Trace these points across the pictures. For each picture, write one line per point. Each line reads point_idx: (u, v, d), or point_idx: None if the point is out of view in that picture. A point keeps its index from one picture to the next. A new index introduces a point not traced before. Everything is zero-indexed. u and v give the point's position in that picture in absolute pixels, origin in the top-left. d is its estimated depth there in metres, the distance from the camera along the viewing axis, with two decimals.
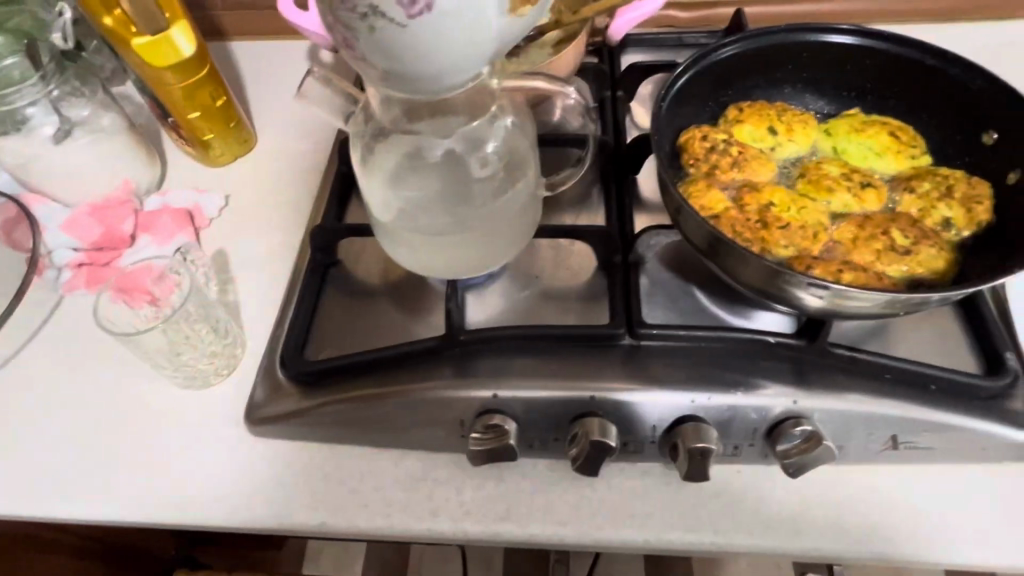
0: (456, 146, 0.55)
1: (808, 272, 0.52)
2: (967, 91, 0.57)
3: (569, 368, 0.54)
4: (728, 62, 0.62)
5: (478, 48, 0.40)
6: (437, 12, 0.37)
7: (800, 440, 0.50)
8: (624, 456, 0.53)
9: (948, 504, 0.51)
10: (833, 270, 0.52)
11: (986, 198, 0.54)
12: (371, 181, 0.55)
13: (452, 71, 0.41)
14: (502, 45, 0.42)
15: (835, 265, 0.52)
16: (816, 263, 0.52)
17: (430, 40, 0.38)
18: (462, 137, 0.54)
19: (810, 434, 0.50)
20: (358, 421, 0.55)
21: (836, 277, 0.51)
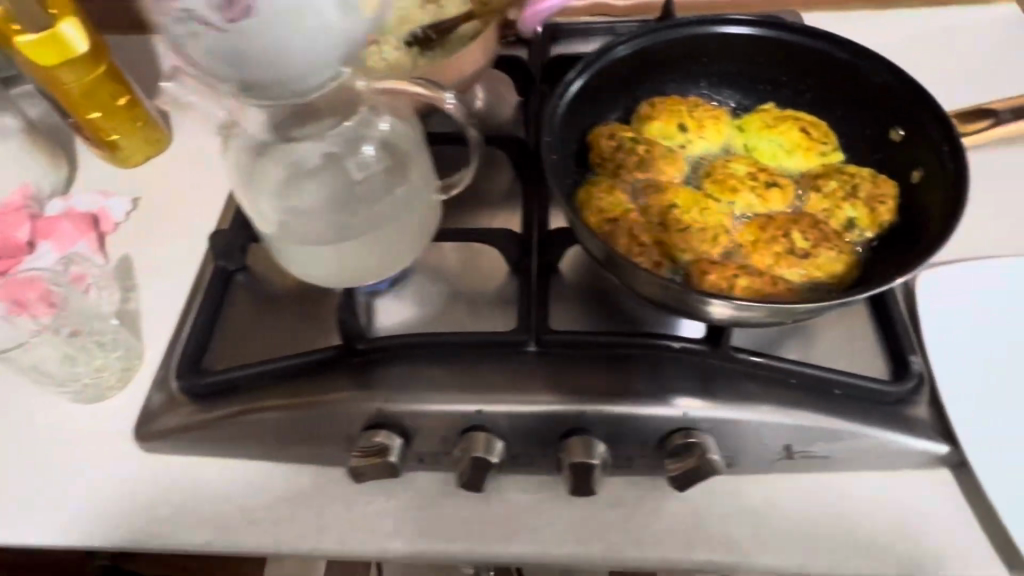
0: (333, 148, 0.54)
1: (703, 278, 0.50)
2: (876, 85, 0.55)
3: (459, 380, 0.52)
4: (637, 56, 0.60)
5: (320, 53, 0.38)
6: (259, 19, 0.35)
7: (685, 454, 0.47)
8: (518, 469, 0.52)
9: (845, 514, 0.49)
10: (730, 277, 0.50)
11: (890, 198, 0.52)
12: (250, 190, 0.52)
13: (298, 79, 0.39)
14: (350, 48, 0.39)
15: (732, 270, 0.50)
16: (714, 268, 0.50)
17: (258, 49, 0.36)
18: (338, 138, 0.53)
19: (694, 449, 0.47)
20: (250, 434, 0.54)
21: (732, 285, 0.49)
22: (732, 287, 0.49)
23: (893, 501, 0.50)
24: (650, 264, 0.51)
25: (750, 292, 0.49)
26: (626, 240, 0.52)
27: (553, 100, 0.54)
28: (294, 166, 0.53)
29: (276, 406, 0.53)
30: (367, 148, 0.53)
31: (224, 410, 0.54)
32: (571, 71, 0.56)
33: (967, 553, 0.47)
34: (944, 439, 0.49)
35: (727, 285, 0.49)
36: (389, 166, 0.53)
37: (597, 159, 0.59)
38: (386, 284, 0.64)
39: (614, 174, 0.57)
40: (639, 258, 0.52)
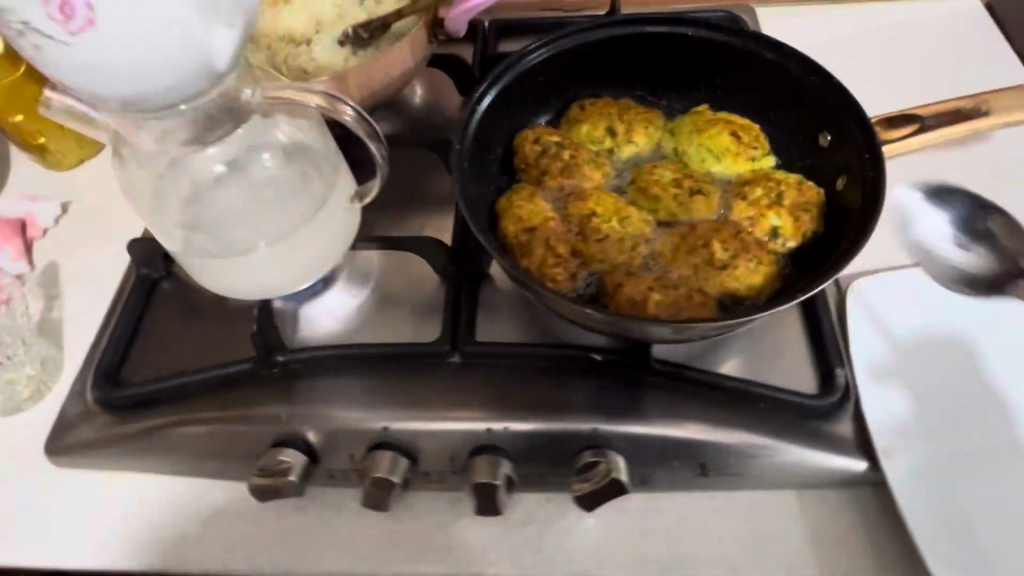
0: (229, 154, 0.51)
1: (617, 291, 0.48)
2: (805, 89, 0.53)
3: (368, 394, 0.51)
4: (563, 57, 0.58)
5: (179, 65, 0.37)
6: (101, 30, 0.34)
7: (589, 475, 0.46)
8: (430, 485, 0.51)
9: (761, 533, 0.48)
10: (645, 290, 0.48)
11: (814, 206, 0.50)
12: (144, 206, 0.50)
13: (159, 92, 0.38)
14: (217, 57, 0.38)
15: (647, 283, 0.48)
16: (629, 281, 0.49)
17: (104, 61, 0.35)
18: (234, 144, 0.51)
19: (599, 470, 0.46)
20: (164, 448, 0.53)
21: (647, 300, 0.48)
22: (646, 301, 0.48)
23: (811, 522, 0.48)
24: (566, 277, 0.50)
25: (664, 306, 0.47)
26: (543, 250, 0.51)
27: (467, 107, 0.52)
28: (202, 181, 0.51)
29: (205, 423, 0.52)
30: (264, 160, 0.51)
31: (144, 421, 0.53)
32: (489, 77, 0.55)
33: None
34: (863, 456, 0.48)
35: (640, 300, 0.48)
36: (297, 175, 0.51)
37: (522, 165, 0.57)
38: (312, 290, 0.61)
39: (538, 181, 0.56)
40: (554, 270, 0.50)
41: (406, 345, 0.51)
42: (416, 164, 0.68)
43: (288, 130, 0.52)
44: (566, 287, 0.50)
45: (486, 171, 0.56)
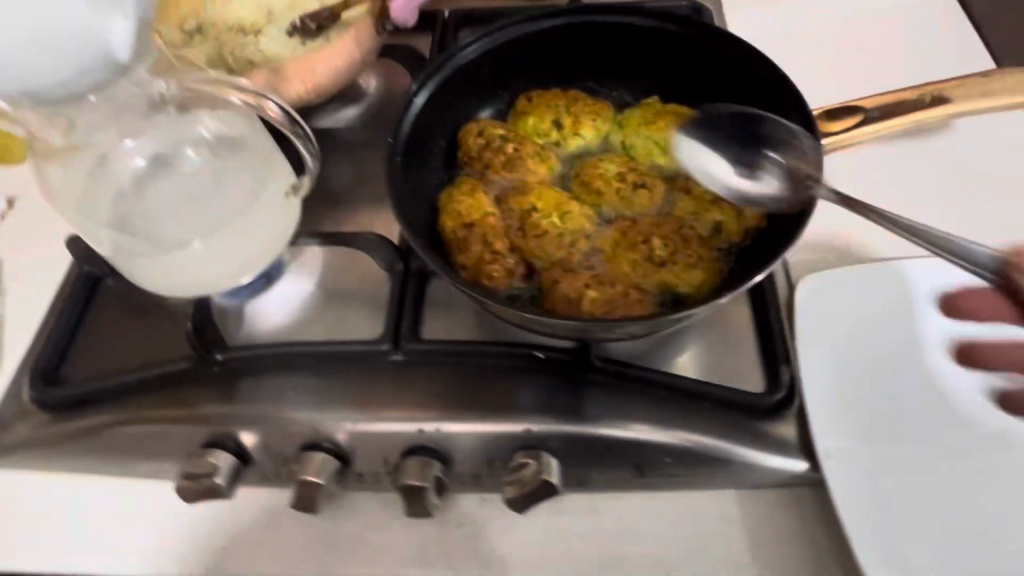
0: (152, 145, 0.50)
1: (554, 289, 0.47)
2: (750, 80, 0.52)
3: (301, 393, 0.50)
4: (507, 48, 0.56)
5: (68, 58, 0.36)
6: None
7: (517, 472, 0.46)
8: (365, 486, 0.50)
9: (700, 534, 0.47)
10: (582, 286, 0.47)
11: (757, 200, 0.49)
12: (63, 202, 0.47)
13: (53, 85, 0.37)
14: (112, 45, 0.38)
15: (583, 280, 0.47)
16: (565, 279, 0.48)
17: None
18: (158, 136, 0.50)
19: (526, 466, 0.46)
20: (98, 448, 0.52)
21: (583, 298, 0.46)
22: (580, 299, 0.47)
23: (750, 523, 0.47)
24: (503, 274, 0.49)
25: (599, 305, 0.46)
26: (480, 246, 0.49)
27: (403, 100, 0.51)
28: (127, 179, 0.49)
29: (142, 422, 0.51)
30: (188, 154, 0.50)
31: (81, 422, 0.52)
32: (428, 69, 0.53)
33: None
34: (803, 456, 0.47)
35: (575, 297, 0.47)
36: (229, 169, 0.49)
37: (466, 158, 0.55)
38: (258, 286, 0.60)
39: (481, 175, 0.54)
40: (492, 267, 0.49)
41: (343, 344, 0.50)
42: (367, 157, 0.67)
43: (213, 124, 0.50)
44: (503, 283, 0.49)
45: (429, 166, 0.55)
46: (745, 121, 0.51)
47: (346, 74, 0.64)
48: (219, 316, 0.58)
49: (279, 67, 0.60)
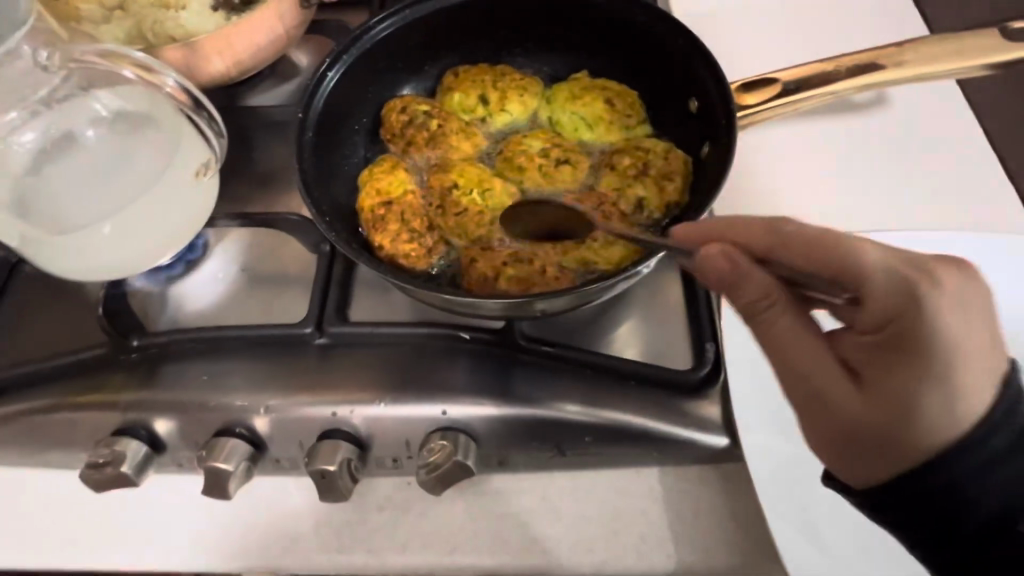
0: (53, 122, 0.48)
1: (470, 269, 0.46)
2: (672, 52, 0.50)
3: (213, 379, 0.48)
4: (429, 21, 0.54)
5: None
6: None
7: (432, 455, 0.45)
8: (285, 472, 0.49)
9: (620, 513, 0.47)
10: (501, 261, 0.46)
11: (679, 174, 0.48)
12: None
13: None
14: None
15: (500, 257, 0.46)
16: (482, 255, 0.47)
17: None
18: (59, 114, 0.48)
19: (442, 450, 0.45)
20: (4, 439, 0.50)
21: (501, 274, 0.46)
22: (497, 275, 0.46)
23: (671, 499, 0.47)
24: (423, 251, 0.47)
25: (517, 280, 0.45)
26: (398, 225, 0.48)
27: (314, 74, 0.49)
28: (20, 161, 0.46)
29: (47, 411, 0.49)
30: (85, 133, 0.48)
31: None
32: (344, 41, 0.51)
33: (736, 552, 0.44)
34: (724, 431, 0.46)
35: (491, 274, 0.46)
36: (135, 146, 0.48)
37: (389, 136, 0.54)
38: (179, 267, 0.58)
39: (404, 152, 0.53)
40: (412, 244, 0.48)
41: (262, 326, 0.49)
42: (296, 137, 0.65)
43: (111, 101, 0.49)
44: (423, 260, 0.48)
45: (349, 143, 0.54)
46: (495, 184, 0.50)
47: (270, 52, 0.61)
48: (139, 302, 0.57)
49: (196, 43, 0.56)
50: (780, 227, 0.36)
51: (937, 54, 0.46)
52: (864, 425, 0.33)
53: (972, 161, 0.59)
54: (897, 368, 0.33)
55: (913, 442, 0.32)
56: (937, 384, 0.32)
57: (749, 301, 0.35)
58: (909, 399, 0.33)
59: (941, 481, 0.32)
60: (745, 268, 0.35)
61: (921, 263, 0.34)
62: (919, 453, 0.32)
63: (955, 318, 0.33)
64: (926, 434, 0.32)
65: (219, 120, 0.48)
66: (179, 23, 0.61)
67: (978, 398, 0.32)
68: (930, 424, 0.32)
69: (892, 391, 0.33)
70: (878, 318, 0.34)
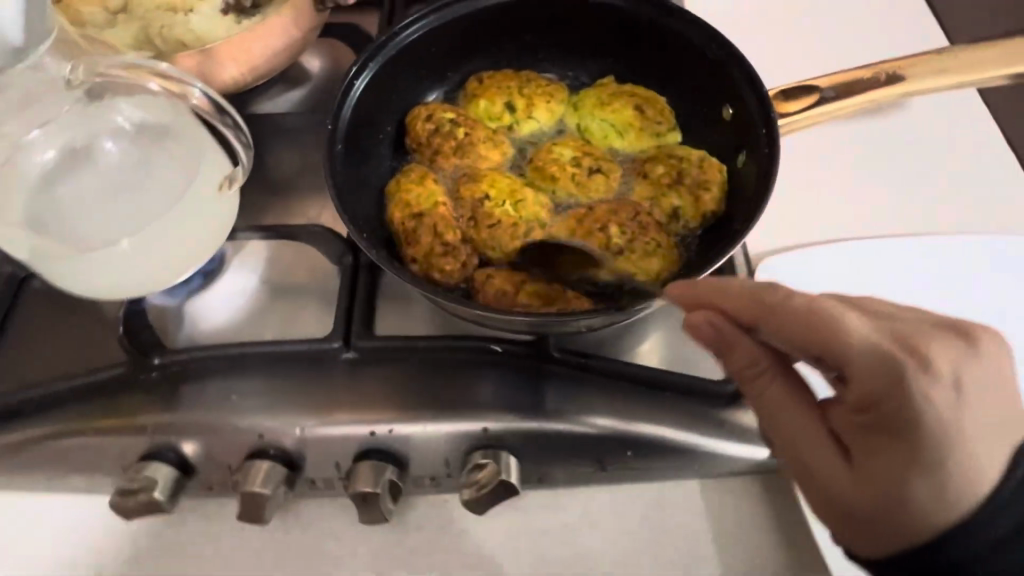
0: (71, 137, 0.45)
1: (504, 283, 0.45)
2: (704, 59, 0.50)
3: (244, 401, 0.47)
4: (455, 25, 0.53)
5: None
6: None
7: (477, 475, 0.44)
8: (319, 493, 0.48)
9: (663, 527, 0.46)
10: (525, 278, 0.46)
11: (716, 183, 0.48)
12: None
13: None
14: None
15: (524, 273, 0.46)
16: (507, 272, 0.46)
17: None
18: (77, 127, 0.45)
19: (487, 468, 0.44)
20: (25, 465, 0.48)
21: (523, 288, 0.45)
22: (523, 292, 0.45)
23: (712, 511, 0.47)
24: (450, 266, 0.46)
25: (544, 297, 0.45)
26: (430, 237, 0.47)
27: (342, 84, 0.48)
28: (41, 178, 0.44)
29: (71, 435, 0.47)
30: (106, 147, 0.46)
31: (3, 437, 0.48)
32: (369, 48, 0.50)
33: (782, 563, 0.44)
34: (766, 443, 0.46)
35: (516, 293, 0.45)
36: (158, 160, 0.46)
37: (414, 144, 0.53)
38: (198, 282, 0.56)
39: (431, 161, 0.52)
40: (437, 259, 0.47)
41: (293, 343, 0.48)
42: (312, 144, 0.63)
43: (131, 112, 0.46)
44: (449, 274, 0.47)
45: (375, 153, 0.52)
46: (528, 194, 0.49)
47: (286, 57, 0.59)
48: (156, 317, 0.55)
49: (212, 49, 0.55)
50: (765, 297, 0.35)
51: (974, 60, 0.46)
52: (851, 498, 0.34)
53: (994, 164, 0.59)
54: (884, 450, 0.33)
55: (901, 524, 0.33)
56: (925, 470, 0.32)
57: (740, 366, 0.37)
58: (896, 483, 0.32)
59: (941, 559, 0.32)
60: (732, 336, 0.36)
61: (914, 340, 0.33)
62: (907, 535, 0.33)
63: (945, 402, 0.32)
64: (915, 518, 0.32)
65: (245, 127, 0.46)
66: (191, 28, 0.59)
67: (975, 483, 0.32)
68: (915, 508, 0.32)
69: (878, 470, 0.33)
70: (865, 399, 0.33)
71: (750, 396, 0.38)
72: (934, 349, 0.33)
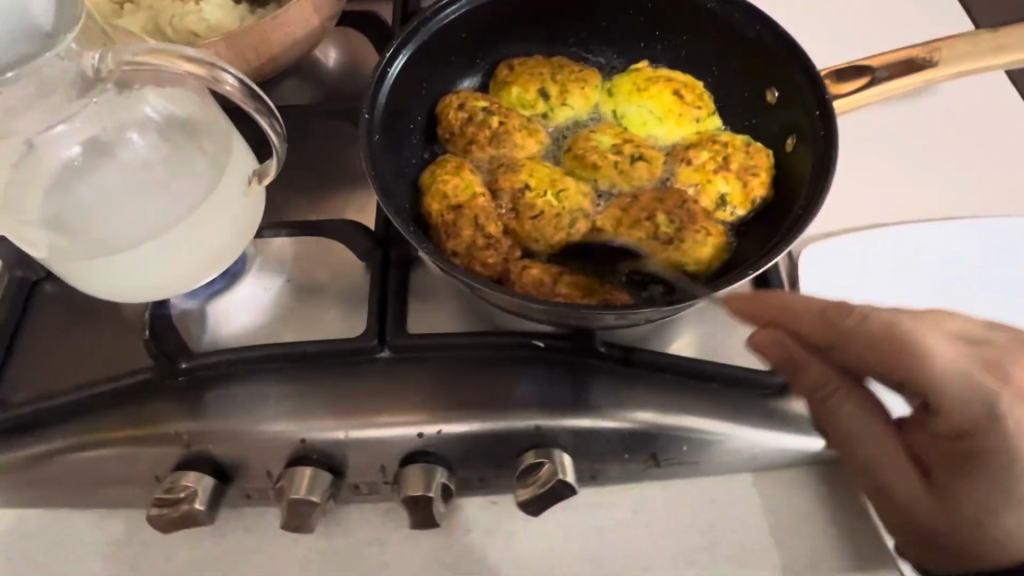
0: (96, 132, 0.42)
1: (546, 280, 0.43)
2: (746, 41, 0.49)
3: (281, 405, 0.45)
4: (483, 11, 0.52)
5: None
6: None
7: (535, 476, 0.43)
8: (361, 497, 0.47)
9: (718, 522, 0.45)
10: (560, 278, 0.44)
11: (762, 169, 0.47)
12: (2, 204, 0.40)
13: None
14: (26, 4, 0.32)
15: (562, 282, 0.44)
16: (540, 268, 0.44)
17: None
18: (103, 121, 0.43)
19: (545, 470, 0.43)
20: (49, 479, 0.46)
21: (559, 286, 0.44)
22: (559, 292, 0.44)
23: (768, 504, 0.46)
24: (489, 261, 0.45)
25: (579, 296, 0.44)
26: (472, 230, 0.45)
27: (376, 71, 0.46)
28: (63, 175, 0.42)
29: (99, 447, 0.45)
30: (133, 143, 0.43)
31: (23, 450, 0.46)
32: (401, 34, 0.48)
33: (843, 555, 0.44)
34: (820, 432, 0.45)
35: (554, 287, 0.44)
36: (186, 155, 0.43)
37: (446, 134, 0.51)
38: (222, 284, 0.54)
39: (465, 152, 0.50)
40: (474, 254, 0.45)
41: (329, 342, 0.46)
42: (332, 137, 0.61)
43: (161, 103, 0.43)
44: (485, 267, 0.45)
45: (408, 144, 0.51)
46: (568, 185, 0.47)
47: (304, 45, 0.57)
48: (179, 321, 0.53)
49: (233, 35, 0.52)
50: (837, 321, 0.35)
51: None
52: (926, 518, 0.35)
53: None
54: (969, 475, 0.34)
55: (972, 540, 0.34)
56: (1012, 496, 0.33)
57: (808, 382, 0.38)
58: (981, 507, 0.33)
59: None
60: (802, 357, 0.37)
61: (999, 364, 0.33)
62: (975, 550, 0.34)
63: None
64: (1001, 538, 0.34)
65: (279, 117, 0.42)
66: (203, 17, 0.57)
67: None
68: (988, 527, 0.33)
69: (960, 494, 0.34)
70: (954, 426, 0.33)
71: (822, 415, 0.38)
72: (1016, 370, 0.33)
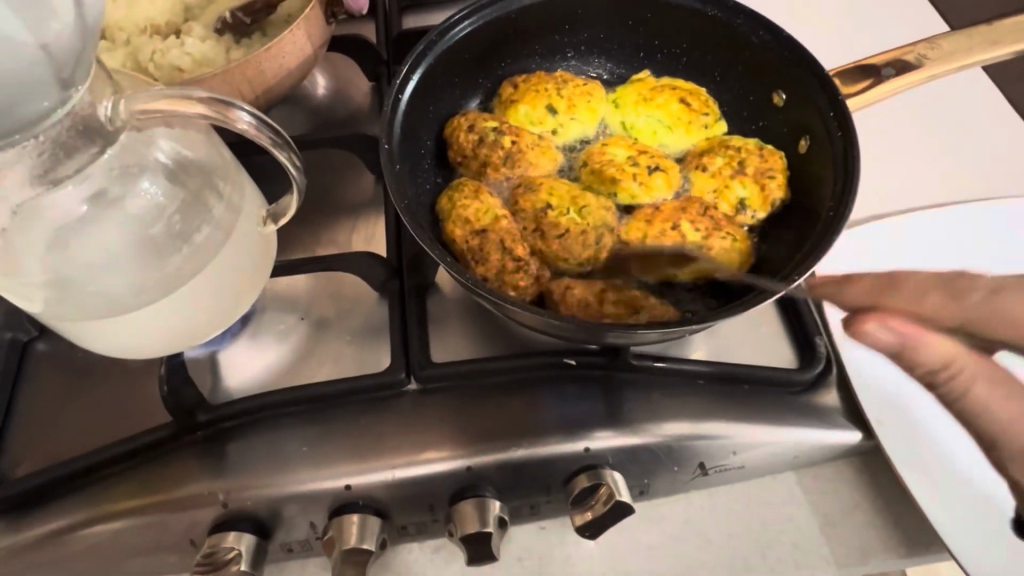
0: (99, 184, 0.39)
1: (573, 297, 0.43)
2: (750, 46, 0.50)
3: (317, 452, 0.44)
4: (487, 29, 0.52)
5: (65, 69, 0.33)
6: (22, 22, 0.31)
7: (595, 499, 0.43)
8: (407, 537, 0.46)
9: (766, 525, 0.46)
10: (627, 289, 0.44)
11: (778, 171, 0.48)
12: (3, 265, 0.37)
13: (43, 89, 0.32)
14: (84, 57, 0.34)
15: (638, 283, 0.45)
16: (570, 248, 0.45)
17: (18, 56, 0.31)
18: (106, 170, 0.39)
19: (603, 491, 0.43)
20: (72, 555, 0.43)
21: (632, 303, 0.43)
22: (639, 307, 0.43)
23: (812, 500, 0.46)
24: (578, 302, 0.43)
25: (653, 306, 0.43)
26: (498, 256, 0.44)
27: (391, 99, 0.45)
28: (64, 227, 0.38)
29: (123, 516, 0.42)
30: (136, 194, 0.40)
31: (40, 528, 0.42)
32: (411, 58, 0.47)
33: (892, 545, 0.45)
34: (856, 425, 0.46)
35: (637, 300, 0.43)
36: (195, 201, 0.40)
37: (459, 158, 0.50)
38: (231, 330, 0.50)
39: (479, 174, 0.49)
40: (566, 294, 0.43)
41: (360, 378, 0.44)
42: (329, 166, 0.59)
43: (172, 147, 0.41)
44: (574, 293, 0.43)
45: (421, 170, 0.50)
46: (587, 202, 0.47)
47: (298, 73, 0.55)
48: (191, 371, 0.49)
49: (225, 71, 0.49)
50: None
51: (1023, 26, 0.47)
52: None
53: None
54: None
55: None
56: None
57: None
58: None
59: None
60: None
61: None
62: None
63: None
64: None
65: (298, 158, 0.41)
66: (183, 51, 0.54)
67: None
68: None
69: None
70: None
71: None
72: None
